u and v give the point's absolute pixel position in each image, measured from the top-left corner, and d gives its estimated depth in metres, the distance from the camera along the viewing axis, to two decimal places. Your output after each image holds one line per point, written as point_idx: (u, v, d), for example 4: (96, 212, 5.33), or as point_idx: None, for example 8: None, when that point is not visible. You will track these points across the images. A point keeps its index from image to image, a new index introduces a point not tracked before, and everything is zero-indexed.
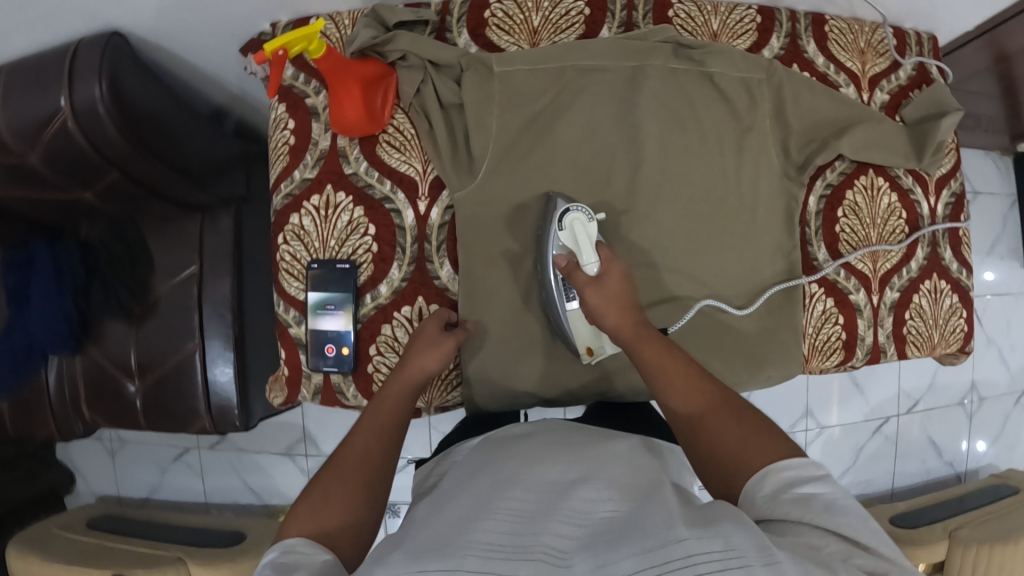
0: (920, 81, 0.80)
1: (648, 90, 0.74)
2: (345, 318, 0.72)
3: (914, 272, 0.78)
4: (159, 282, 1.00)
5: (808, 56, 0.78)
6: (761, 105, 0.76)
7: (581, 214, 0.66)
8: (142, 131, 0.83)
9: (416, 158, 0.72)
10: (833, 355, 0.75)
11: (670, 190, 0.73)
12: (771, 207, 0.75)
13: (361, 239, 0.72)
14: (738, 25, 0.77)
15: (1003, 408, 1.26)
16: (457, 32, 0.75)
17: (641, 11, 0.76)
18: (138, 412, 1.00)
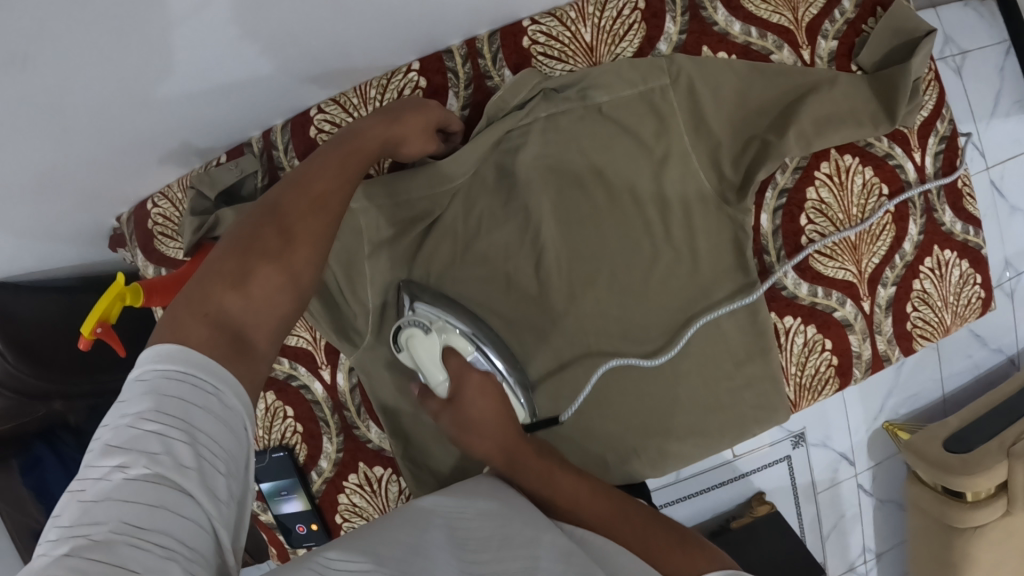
0: (872, 6, 0.64)
1: (524, 164, 0.59)
2: (301, 499, 0.68)
3: (897, 276, 0.66)
4: None
5: (720, 29, 0.61)
6: (672, 115, 0.60)
7: (417, 328, 0.56)
8: (58, 361, 0.84)
9: (303, 326, 0.65)
10: (828, 386, 0.67)
11: (589, 271, 0.61)
12: (713, 243, 0.62)
13: (285, 422, 0.67)
14: (617, 25, 0.59)
15: None
16: (289, 164, 0.64)
17: (488, 55, 0.60)
18: None
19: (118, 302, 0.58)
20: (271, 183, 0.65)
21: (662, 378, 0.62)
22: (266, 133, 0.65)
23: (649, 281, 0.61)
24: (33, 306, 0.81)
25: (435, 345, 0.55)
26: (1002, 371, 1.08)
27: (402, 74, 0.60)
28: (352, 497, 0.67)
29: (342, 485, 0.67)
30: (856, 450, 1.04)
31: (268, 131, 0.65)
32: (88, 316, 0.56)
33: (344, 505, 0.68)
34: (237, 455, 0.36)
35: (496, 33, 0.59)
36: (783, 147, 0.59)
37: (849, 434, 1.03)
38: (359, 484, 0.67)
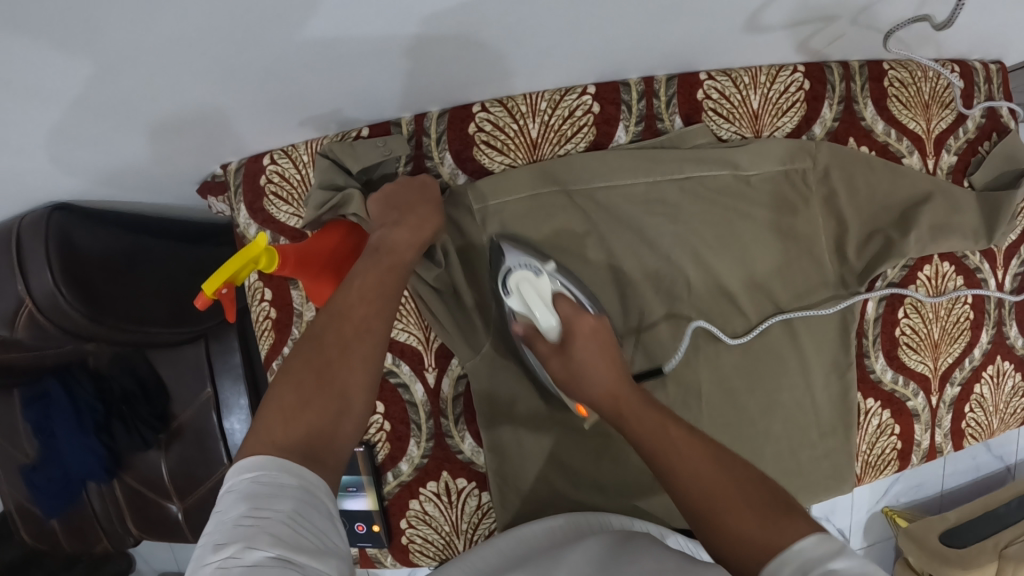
0: (989, 129, 0.68)
1: (668, 216, 0.62)
2: (368, 498, 0.67)
3: (963, 377, 0.71)
4: (180, 409, 0.95)
5: (867, 125, 0.64)
6: (815, 201, 0.64)
7: (529, 270, 0.56)
8: (111, 307, 0.77)
9: (417, 325, 0.63)
10: (887, 466, 0.71)
11: (709, 322, 0.64)
12: (821, 322, 0.65)
13: (373, 418, 0.65)
14: (782, 99, 0.62)
15: None
16: (439, 157, 0.63)
17: (664, 98, 0.62)
18: (184, 527, 0.99)
19: (249, 266, 0.52)
20: (415, 170, 0.63)
21: (755, 436, 0.65)
22: (419, 117, 0.62)
23: (754, 344, 0.65)
24: (98, 246, 0.75)
25: (548, 287, 0.55)
26: (998, 477, 1.19)
27: (576, 95, 0.61)
28: (424, 504, 0.67)
29: (417, 490, 0.66)
30: (854, 529, 1.11)
31: (421, 116, 0.62)
32: (220, 274, 0.50)
33: (414, 511, 0.67)
34: (331, 527, 0.36)
35: (673, 80, 0.62)
36: (908, 250, 0.63)
37: (852, 513, 1.09)
38: (436, 493, 0.66)
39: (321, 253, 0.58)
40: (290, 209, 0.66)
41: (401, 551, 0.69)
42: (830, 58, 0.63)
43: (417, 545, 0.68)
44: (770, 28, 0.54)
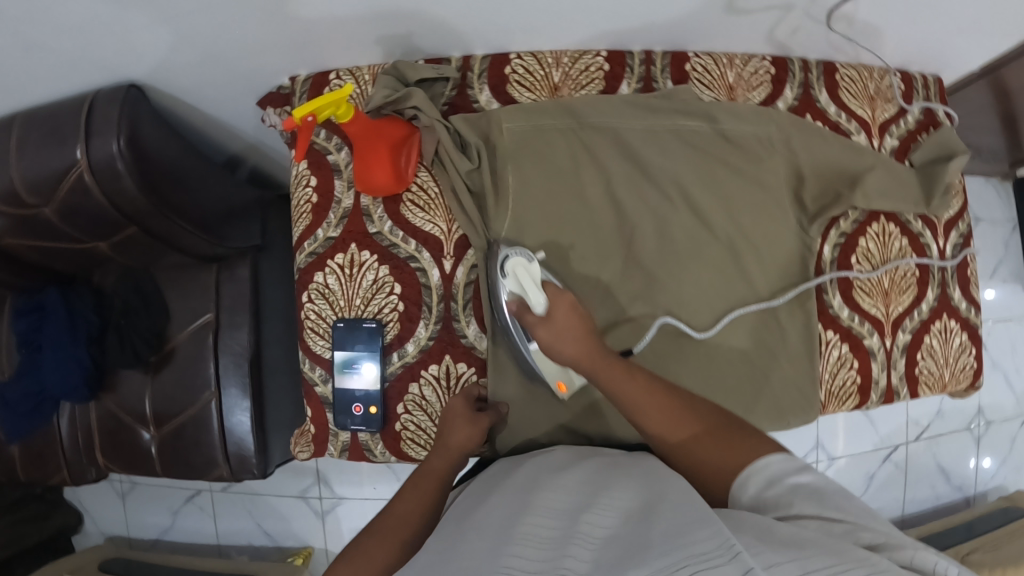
0: (927, 124, 0.85)
1: (664, 149, 0.75)
2: (371, 376, 0.73)
3: (915, 323, 0.81)
4: (175, 330, 0.97)
5: (821, 106, 0.81)
6: (781, 158, 0.76)
7: (523, 257, 0.67)
8: (160, 189, 0.80)
9: (440, 218, 0.73)
10: (849, 400, 0.78)
11: (688, 249, 0.75)
12: (783, 258, 0.77)
13: (388, 299, 0.73)
14: (754, 77, 0.79)
15: (1010, 430, 1.36)
16: (478, 88, 0.77)
17: (659, 66, 0.78)
18: (154, 460, 0.98)
19: (333, 109, 0.64)
20: (457, 95, 0.76)
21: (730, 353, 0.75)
22: (466, 58, 0.77)
23: (728, 274, 0.76)
24: (159, 134, 0.79)
25: (537, 272, 0.66)
26: (957, 507, 1.34)
27: (592, 56, 0.77)
28: (423, 389, 0.73)
29: (419, 373, 0.73)
30: None
31: (468, 58, 0.77)
32: (312, 101, 0.62)
33: (412, 396, 0.73)
34: None
35: (668, 54, 0.78)
36: (854, 203, 0.77)
37: None
38: (436, 376, 0.73)
39: (382, 134, 0.70)
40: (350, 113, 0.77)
41: (393, 440, 0.74)
42: (791, 54, 0.81)
43: (409, 432, 0.73)
44: (745, 12, 0.70)
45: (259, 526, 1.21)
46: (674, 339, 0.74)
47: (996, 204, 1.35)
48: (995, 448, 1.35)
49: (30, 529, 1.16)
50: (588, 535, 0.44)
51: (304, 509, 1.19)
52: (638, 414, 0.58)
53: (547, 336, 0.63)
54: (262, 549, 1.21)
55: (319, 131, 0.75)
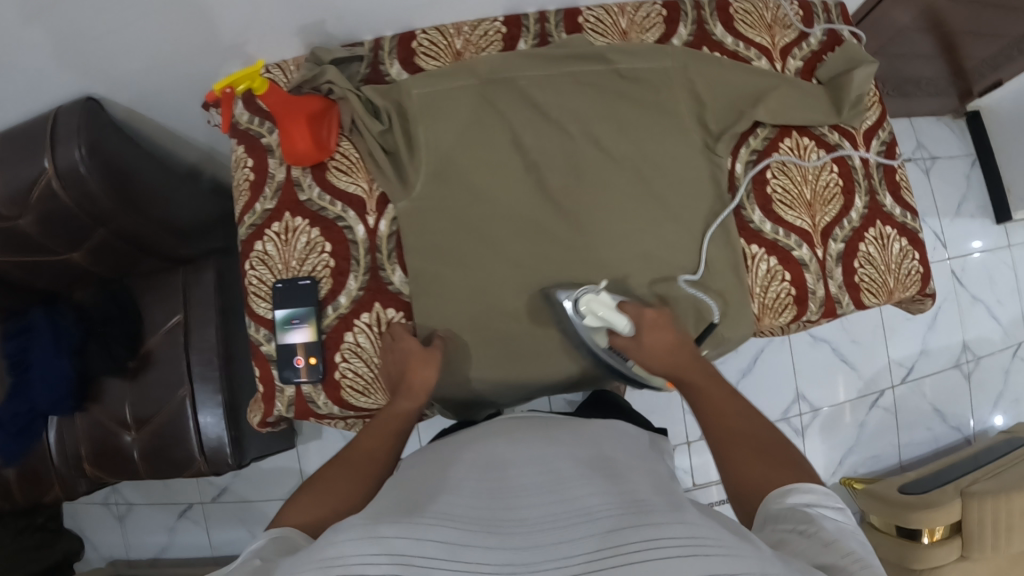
0: (832, 43, 1.01)
1: (551, 91, 0.90)
2: (308, 329, 0.90)
3: (763, 240, 0.92)
4: (150, 335, 1.14)
5: (716, 37, 0.96)
6: (616, 97, 0.91)
7: (590, 292, 0.84)
8: (127, 195, 0.95)
9: (361, 178, 0.91)
10: (787, 310, 0.92)
11: (592, 176, 0.90)
12: (679, 175, 0.91)
13: (319, 257, 0.90)
14: (646, 20, 0.96)
15: (1003, 363, 1.40)
16: (389, 63, 0.94)
17: (553, 22, 0.96)
18: (138, 461, 1.14)
19: (246, 82, 0.88)
20: (376, 70, 0.95)
21: (658, 252, 0.90)
22: (378, 40, 0.95)
23: (640, 187, 0.90)
24: (119, 143, 0.94)
25: (609, 300, 0.83)
26: (958, 447, 1.40)
27: (491, 23, 0.95)
28: (357, 336, 0.90)
29: (352, 323, 0.90)
30: None
31: (378, 39, 0.95)
32: (228, 77, 0.88)
33: (348, 343, 0.90)
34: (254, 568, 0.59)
35: (559, 13, 0.96)
36: (756, 117, 0.91)
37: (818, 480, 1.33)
38: (366, 324, 0.90)
39: (300, 107, 0.87)
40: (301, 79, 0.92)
41: (333, 387, 0.90)
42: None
43: (347, 377, 0.90)
44: None
45: (248, 531, 1.52)
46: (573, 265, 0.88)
47: (953, 143, 1.41)
48: (989, 383, 1.40)
49: (37, 555, 1.33)
50: (566, 507, 0.57)
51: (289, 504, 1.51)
52: (717, 416, 0.77)
53: (642, 356, 0.83)
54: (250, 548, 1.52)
55: (248, 116, 0.93)
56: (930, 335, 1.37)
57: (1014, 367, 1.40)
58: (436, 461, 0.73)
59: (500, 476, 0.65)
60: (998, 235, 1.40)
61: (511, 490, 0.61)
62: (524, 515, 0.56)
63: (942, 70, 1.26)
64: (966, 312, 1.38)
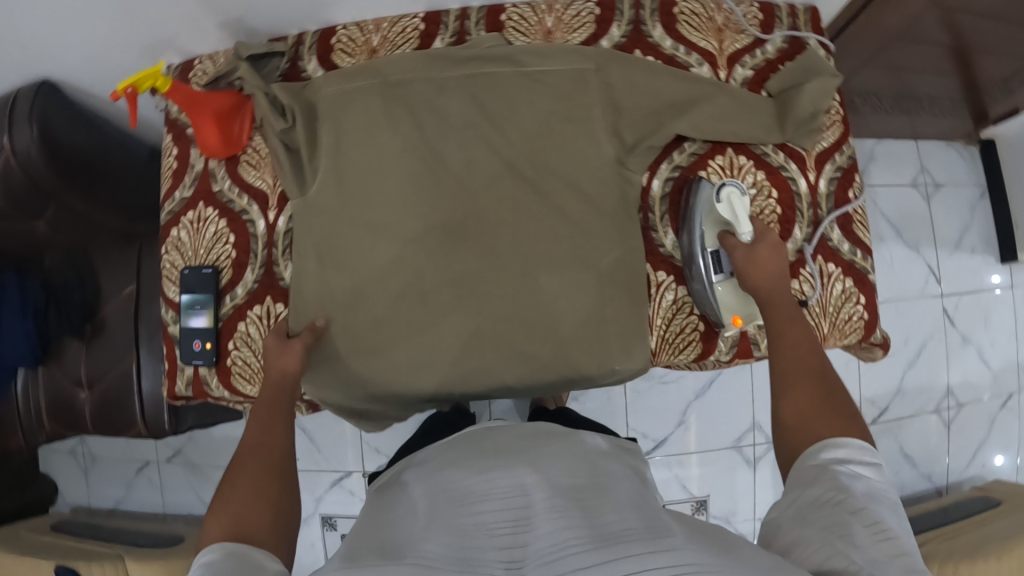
0: None
1: (462, 96, 0.76)
2: (208, 317, 0.82)
3: (791, 256, 0.76)
4: (106, 302, 1.09)
5: (811, 47, 0.81)
6: (595, 95, 0.74)
7: (736, 188, 0.71)
8: (70, 171, 0.92)
9: (267, 174, 0.82)
10: (853, 334, 0.76)
11: (499, 181, 0.76)
12: (607, 188, 0.75)
13: (224, 248, 0.83)
14: (743, 18, 0.80)
15: (987, 414, 1.13)
16: (476, 33, 0.79)
17: (648, 10, 0.79)
18: (87, 419, 1.10)
19: (151, 81, 0.75)
20: (455, 41, 0.79)
21: (531, 276, 0.76)
22: (461, 9, 0.80)
23: (539, 197, 0.76)
24: (71, 122, 0.91)
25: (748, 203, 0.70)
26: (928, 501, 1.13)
27: (583, 2, 0.79)
28: (248, 326, 0.82)
29: (245, 313, 0.82)
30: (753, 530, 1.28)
31: (465, 8, 0.80)
32: (129, 77, 0.73)
33: (240, 334, 0.82)
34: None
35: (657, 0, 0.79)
36: (679, 131, 0.73)
37: (753, 510, 1.25)
38: (258, 316, 0.81)
39: (210, 104, 0.78)
40: (351, 57, 0.81)
41: (224, 374, 0.82)
42: (778, 2, 0.82)
43: (237, 367, 0.82)
44: None
45: (199, 497, 1.33)
46: (545, 285, 0.76)
47: None
48: (970, 434, 1.13)
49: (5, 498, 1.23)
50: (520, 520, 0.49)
51: None
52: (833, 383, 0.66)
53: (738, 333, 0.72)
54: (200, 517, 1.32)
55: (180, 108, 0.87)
56: (908, 369, 1.13)
57: (1001, 421, 1.13)
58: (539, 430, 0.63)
59: (602, 474, 0.55)
60: (1006, 273, 1.16)
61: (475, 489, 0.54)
62: (489, 529, 0.49)
63: (959, 117, 1.12)
64: (952, 352, 1.13)
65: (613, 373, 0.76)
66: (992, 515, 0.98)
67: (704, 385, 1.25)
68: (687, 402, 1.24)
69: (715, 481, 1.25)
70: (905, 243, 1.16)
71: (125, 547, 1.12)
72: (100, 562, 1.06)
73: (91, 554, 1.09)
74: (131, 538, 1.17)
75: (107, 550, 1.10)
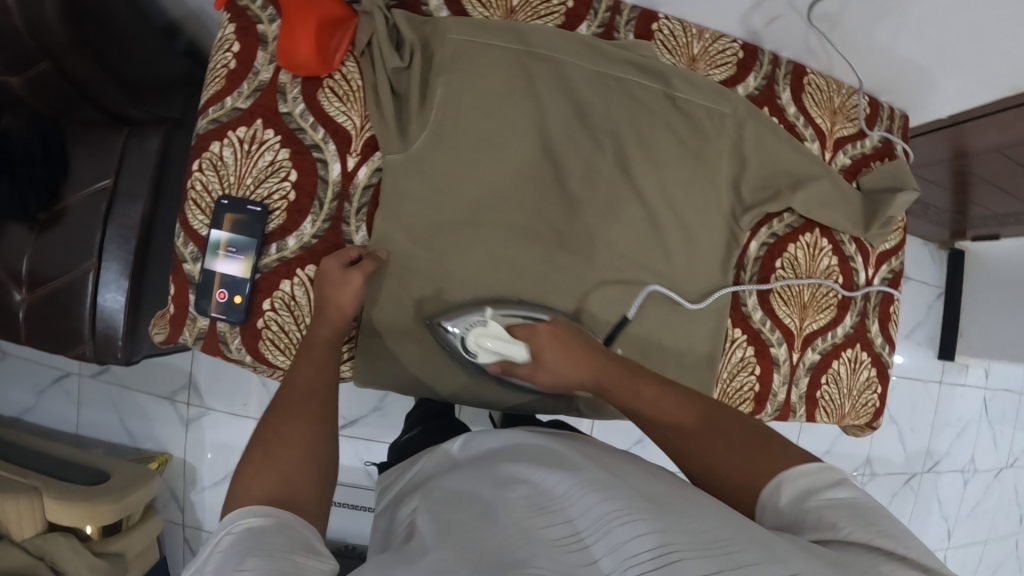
0: (883, 153, 0.86)
1: (600, 100, 0.71)
2: (243, 264, 0.71)
3: (839, 338, 0.82)
4: (71, 190, 0.89)
5: (898, 151, 0.87)
6: (725, 140, 0.74)
7: (478, 327, 0.66)
8: (84, 30, 0.73)
9: (355, 112, 0.71)
10: (863, 416, 0.86)
11: (608, 199, 0.73)
12: (706, 235, 0.76)
13: (280, 186, 0.72)
14: (857, 105, 0.84)
15: (893, 485, 1.34)
16: (624, 34, 0.73)
17: (783, 70, 0.80)
18: (19, 323, 0.91)
19: None
20: (602, 34, 0.73)
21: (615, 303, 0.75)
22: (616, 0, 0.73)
23: (642, 227, 0.74)
24: None
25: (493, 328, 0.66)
26: None
27: (731, 40, 0.77)
28: (294, 288, 0.72)
29: (294, 271, 0.72)
30: None
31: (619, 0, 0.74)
32: None
33: (281, 293, 0.72)
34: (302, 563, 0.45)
35: (791, 62, 0.80)
36: (791, 203, 0.76)
37: None
38: (309, 278, 0.72)
39: (315, 6, 0.66)
40: (484, 11, 0.71)
41: (250, 335, 0.72)
42: (883, 99, 0.87)
43: (270, 330, 0.72)
44: (846, 41, 0.76)
45: (121, 422, 1.16)
46: (629, 312, 0.75)
47: None
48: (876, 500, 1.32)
49: None
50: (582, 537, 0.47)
51: (170, 413, 1.15)
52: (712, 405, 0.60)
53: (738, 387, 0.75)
54: (120, 448, 1.15)
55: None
56: (843, 436, 1.29)
57: (902, 494, 1.33)
58: (593, 456, 0.61)
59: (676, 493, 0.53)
60: (936, 370, 1.36)
61: (538, 514, 0.51)
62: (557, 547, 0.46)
63: (949, 230, 1.28)
64: (881, 428, 1.31)
65: None
66: None
67: None
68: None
69: None
70: None
71: (40, 477, 0.96)
72: (10, 494, 0.90)
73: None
74: (42, 465, 1.00)
75: (20, 480, 0.94)
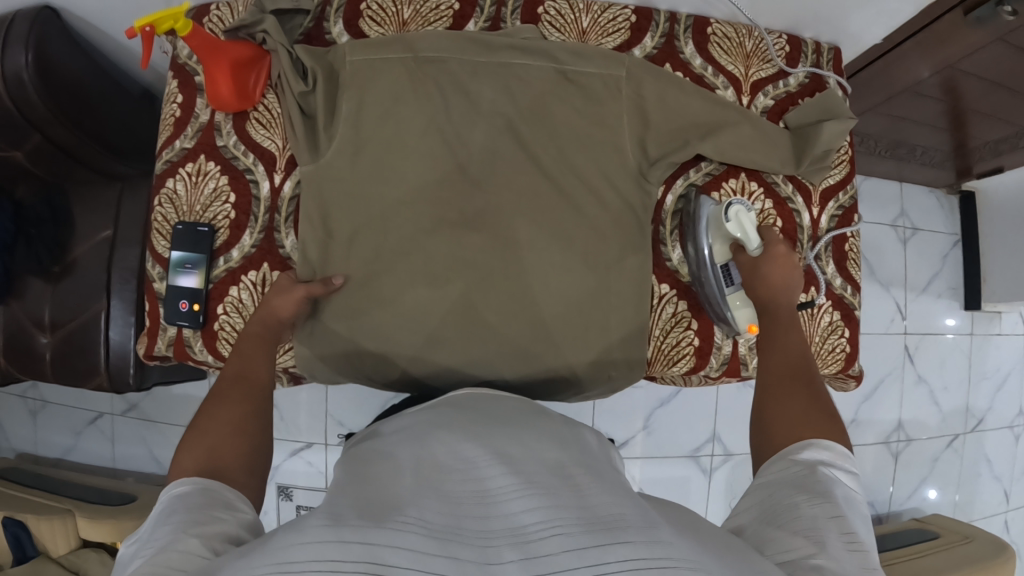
0: (812, 89, 0.83)
1: (492, 85, 0.75)
2: (198, 277, 0.79)
3: None
4: (79, 243, 1.03)
5: (830, 85, 0.84)
6: (625, 103, 0.75)
7: (743, 207, 0.73)
8: (61, 103, 0.87)
9: (278, 135, 0.80)
10: (834, 365, 0.80)
11: (515, 175, 0.76)
12: (618, 196, 0.76)
13: (223, 207, 0.80)
14: (773, 46, 0.82)
15: (932, 450, 1.22)
16: (511, 22, 0.78)
17: (682, 25, 0.80)
18: (46, 364, 1.04)
19: (171, 23, 0.73)
20: (489, 27, 0.78)
21: (535, 273, 0.76)
22: None
23: (553, 196, 0.76)
24: (68, 52, 0.87)
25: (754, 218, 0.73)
26: (868, 525, 1.20)
27: (621, 7, 0.79)
28: (241, 292, 0.79)
29: (239, 278, 0.79)
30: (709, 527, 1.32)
31: None
32: (148, 14, 0.71)
33: (231, 299, 0.80)
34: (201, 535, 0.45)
35: (691, 16, 0.80)
36: (701, 152, 0.75)
37: (704, 518, 1.30)
38: (253, 283, 0.79)
39: (226, 51, 0.74)
40: (380, 28, 0.79)
41: (211, 339, 0.80)
42: (805, 36, 0.84)
43: (225, 333, 0.80)
44: None
45: (150, 451, 1.28)
46: (551, 280, 0.76)
47: None
48: (914, 467, 1.21)
49: None
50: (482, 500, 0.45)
51: None
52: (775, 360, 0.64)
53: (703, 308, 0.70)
54: (150, 476, 1.27)
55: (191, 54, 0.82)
56: (865, 403, 1.19)
57: (943, 458, 1.22)
58: (509, 421, 0.59)
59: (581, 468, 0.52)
60: (964, 321, 1.24)
61: (441, 473, 0.49)
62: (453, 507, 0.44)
63: (948, 170, 1.18)
64: (906, 390, 1.20)
65: (599, 376, 0.79)
66: (928, 547, 1.04)
67: (670, 394, 1.29)
68: (651, 408, 1.28)
69: (671, 485, 1.29)
70: (879, 281, 1.21)
71: (75, 501, 1.08)
72: (47, 515, 1.02)
73: (39, 507, 1.05)
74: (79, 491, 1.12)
75: (57, 504, 1.06)
